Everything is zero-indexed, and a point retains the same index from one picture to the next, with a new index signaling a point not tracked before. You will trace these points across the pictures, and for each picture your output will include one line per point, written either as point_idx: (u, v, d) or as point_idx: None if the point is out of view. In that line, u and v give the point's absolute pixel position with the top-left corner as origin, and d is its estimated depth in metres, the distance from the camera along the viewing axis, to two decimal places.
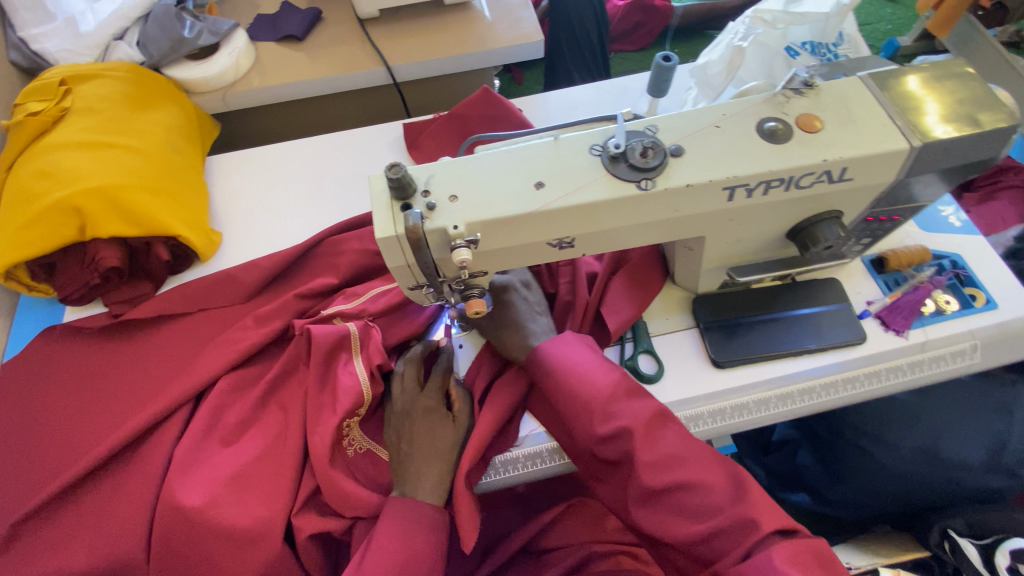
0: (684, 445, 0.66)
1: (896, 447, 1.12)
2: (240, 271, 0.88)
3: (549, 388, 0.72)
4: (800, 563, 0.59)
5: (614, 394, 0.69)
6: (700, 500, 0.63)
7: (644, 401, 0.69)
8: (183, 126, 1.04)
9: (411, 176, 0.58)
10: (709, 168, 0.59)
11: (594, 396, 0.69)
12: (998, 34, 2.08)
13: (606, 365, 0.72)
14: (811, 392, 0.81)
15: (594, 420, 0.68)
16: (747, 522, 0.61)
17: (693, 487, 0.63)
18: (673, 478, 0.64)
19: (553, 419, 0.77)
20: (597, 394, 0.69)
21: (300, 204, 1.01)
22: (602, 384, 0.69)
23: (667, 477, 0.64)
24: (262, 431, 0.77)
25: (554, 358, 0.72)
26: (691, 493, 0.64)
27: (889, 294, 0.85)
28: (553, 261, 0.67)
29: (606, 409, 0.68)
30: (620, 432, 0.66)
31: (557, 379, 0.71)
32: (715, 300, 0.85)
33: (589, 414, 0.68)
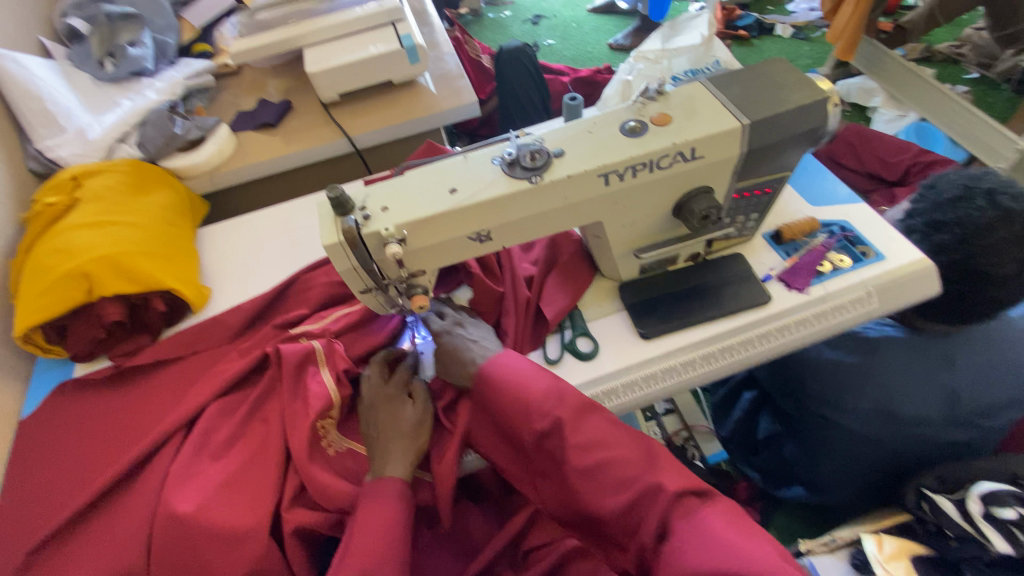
0: (608, 429, 0.76)
1: (851, 409, 1.24)
2: (227, 314, 1.02)
3: (491, 396, 0.80)
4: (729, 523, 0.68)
5: (550, 391, 0.78)
6: (619, 473, 0.73)
7: (573, 391, 0.78)
8: (175, 204, 1.21)
9: (349, 195, 0.73)
10: (584, 160, 0.74)
11: (531, 398, 0.77)
12: (909, 51, 2.33)
13: (541, 368, 0.80)
14: (732, 349, 0.91)
15: (531, 417, 0.76)
16: (656, 487, 0.71)
17: (613, 462, 0.74)
18: (595, 458, 0.74)
19: (492, 427, 0.84)
20: (532, 396, 0.77)
21: (278, 257, 1.16)
22: (537, 387, 0.78)
23: (594, 456, 0.74)
24: (247, 445, 0.86)
25: (492, 366, 0.81)
26: (614, 468, 0.73)
27: (788, 259, 0.98)
28: (480, 256, 0.80)
29: (542, 408, 0.77)
30: (553, 427, 0.76)
31: (497, 386, 0.79)
32: (637, 284, 0.97)
33: (527, 413, 0.77)
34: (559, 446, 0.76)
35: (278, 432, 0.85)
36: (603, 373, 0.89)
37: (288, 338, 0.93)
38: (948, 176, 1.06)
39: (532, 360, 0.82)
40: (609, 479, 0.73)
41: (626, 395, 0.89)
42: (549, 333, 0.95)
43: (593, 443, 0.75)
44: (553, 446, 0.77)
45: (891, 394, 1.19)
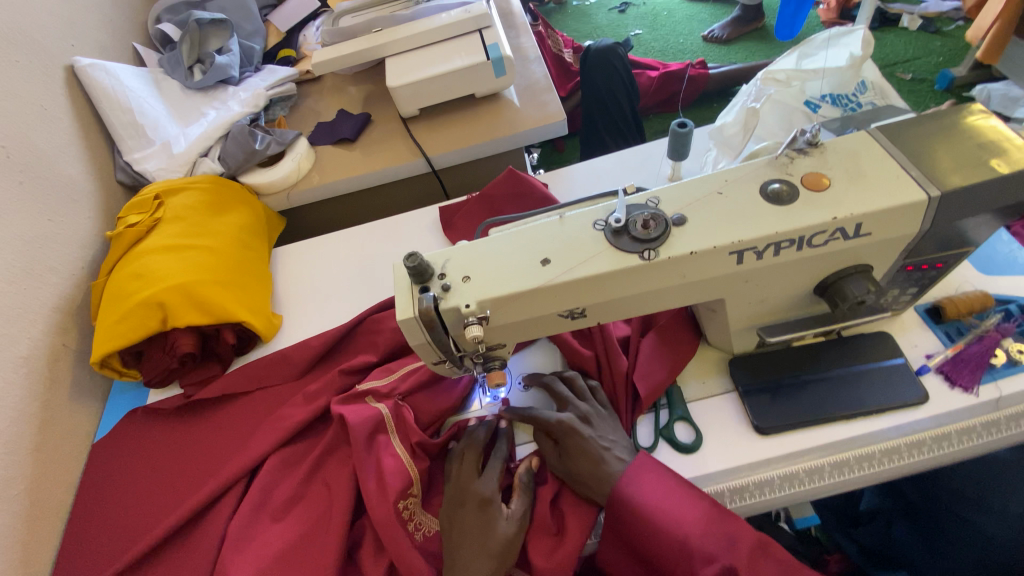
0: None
1: (1000, 511, 0.97)
2: (293, 351, 0.97)
3: (635, 525, 0.68)
4: None
5: (710, 527, 0.67)
6: None
7: (738, 527, 0.67)
8: (250, 223, 1.19)
9: (428, 261, 0.63)
10: (711, 232, 0.60)
11: (688, 534, 0.66)
12: None
13: (689, 491, 0.69)
14: (871, 460, 0.74)
15: (695, 563, 0.65)
16: None
17: None
18: None
19: (626, 554, 0.72)
20: (691, 534, 0.66)
21: (347, 287, 1.10)
22: (690, 519, 0.67)
23: None
24: (307, 507, 0.81)
25: (633, 487, 0.69)
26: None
27: (952, 346, 0.78)
28: (569, 330, 0.69)
29: (704, 549, 0.65)
30: None
31: (643, 518, 0.68)
32: (752, 360, 0.81)
33: (688, 557, 0.65)
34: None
35: (339, 501, 0.78)
36: (705, 472, 0.75)
37: (349, 394, 0.86)
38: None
39: (677, 479, 0.70)
40: None
41: (732, 502, 0.75)
42: (640, 414, 0.82)
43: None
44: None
45: None
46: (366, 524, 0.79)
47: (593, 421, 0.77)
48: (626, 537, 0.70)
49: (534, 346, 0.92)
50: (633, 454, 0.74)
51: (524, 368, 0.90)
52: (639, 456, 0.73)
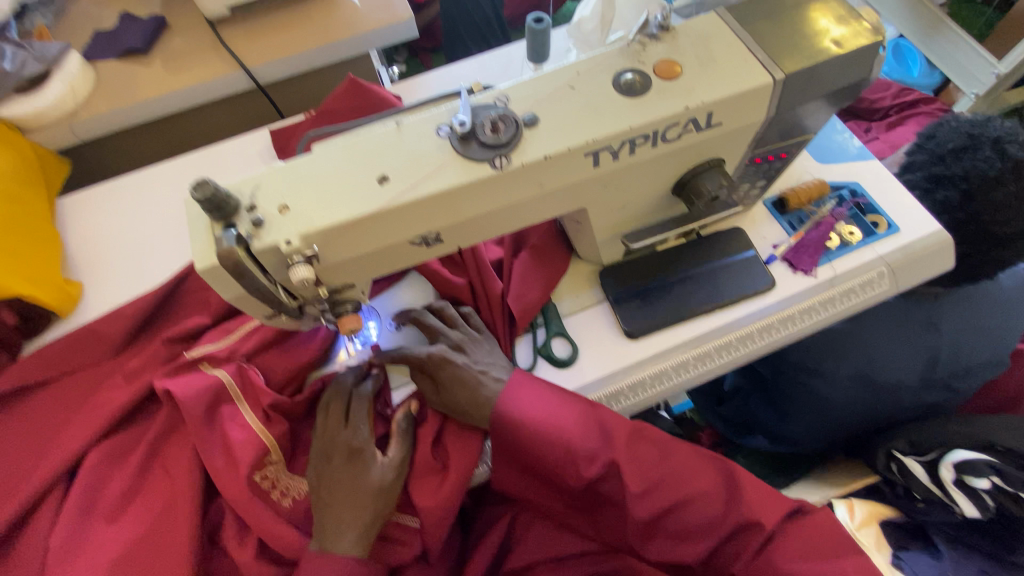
0: (663, 462, 0.68)
1: (832, 376, 1.13)
2: (102, 323, 0.79)
3: (518, 440, 0.67)
4: (811, 546, 0.66)
5: (589, 425, 0.67)
6: (699, 516, 0.67)
7: (614, 421, 0.68)
8: (16, 167, 0.91)
9: (229, 191, 0.50)
10: (562, 132, 0.53)
11: (571, 441, 0.66)
12: None
13: (566, 398, 0.68)
14: (728, 347, 0.78)
15: (580, 464, 0.66)
16: (752, 523, 0.66)
17: (689, 504, 0.66)
18: (665, 503, 0.66)
19: (516, 469, 0.71)
20: (572, 439, 0.66)
21: (167, 238, 0.90)
22: (570, 424, 0.66)
23: (662, 503, 0.66)
24: (149, 499, 0.68)
25: (510, 406, 0.67)
26: (687, 510, 0.67)
27: (794, 234, 0.84)
28: (428, 260, 0.61)
29: (587, 449, 0.66)
30: (608, 468, 0.66)
31: (525, 434, 0.67)
32: (622, 269, 0.81)
33: (573, 459, 0.66)
34: (617, 490, 0.67)
35: (183, 488, 0.67)
36: (584, 383, 0.75)
37: (177, 366, 0.73)
38: (951, 121, 0.93)
39: (554, 387, 0.69)
40: (681, 523, 0.67)
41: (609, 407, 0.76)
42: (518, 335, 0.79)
43: (652, 480, 0.66)
44: (605, 486, 0.68)
45: (873, 358, 1.09)
46: (225, 504, 0.69)
47: (467, 347, 0.73)
48: (512, 451, 0.69)
49: (404, 282, 0.83)
50: (509, 373, 0.71)
51: (393, 308, 0.81)
52: (513, 374, 0.70)
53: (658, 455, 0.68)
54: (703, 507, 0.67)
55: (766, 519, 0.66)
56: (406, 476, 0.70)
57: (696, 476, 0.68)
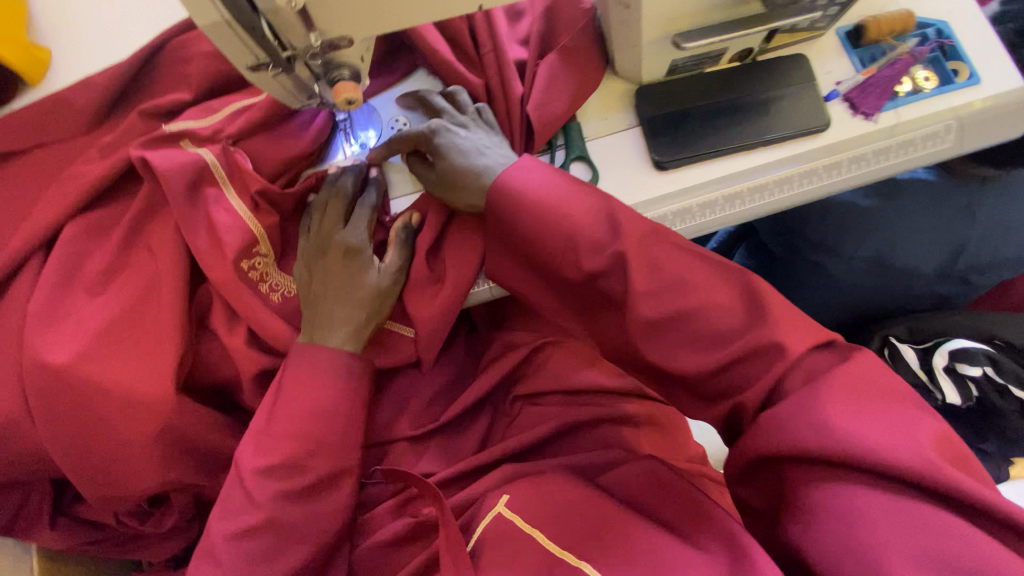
0: (679, 262, 0.60)
1: (849, 257, 1.01)
2: (68, 88, 0.69)
3: (517, 224, 0.62)
4: (857, 391, 0.55)
5: (597, 217, 0.61)
6: (712, 327, 0.59)
7: (626, 216, 0.61)
8: None
9: None
10: None
11: (576, 226, 0.60)
12: None
13: (575, 187, 0.62)
14: (762, 190, 0.71)
15: (582, 253, 0.60)
16: (775, 346, 0.57)
17: (700, 313, 0.59)
18: (675, 306, 0.59)
19: (513, 266, 0.66)
20: (580, 224, 0.60)
21: (141, 4, 0.78)
22: (578, 212, 0.60)
23: (670, 306, 0.59)
24: (131, 277, 0.64)
25: (518, 184, 0.61)
26: (702, 318, 0.59)
27: (863, 71, 0.72)
28: (443, 22, 0.50)
29: (592, 238, 0.60)
30: (613, 262, 0.60)
31: (529, 213, 0.61)
32: (661, 90, 0.71)
33: (574, 248, 0.60)
34: (620, 287, 0.60)
35: (166, 268, 0.63)
36: None
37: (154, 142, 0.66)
38: None
39: (562, 176, 0.62)
40: (687, 332, 0.60)
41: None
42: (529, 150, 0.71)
43: (664, 277, 0.60)
44: (603, 280, 0.61)
45: (897, 242, 0.99)
46: (212, 291, 0.66)
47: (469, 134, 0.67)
48: (510, 239, 0.64)
49: (412, 80, 0.73)
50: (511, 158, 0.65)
51: (396, 112, 0.71)
52: (521, 159, 0.64)
53: (672, 256, 0.60)
54: (716, 318, 0.59)
55: (789, 342, 0.57)
56: (403, 284, 0.67)
57: (715, 292, 0.60)
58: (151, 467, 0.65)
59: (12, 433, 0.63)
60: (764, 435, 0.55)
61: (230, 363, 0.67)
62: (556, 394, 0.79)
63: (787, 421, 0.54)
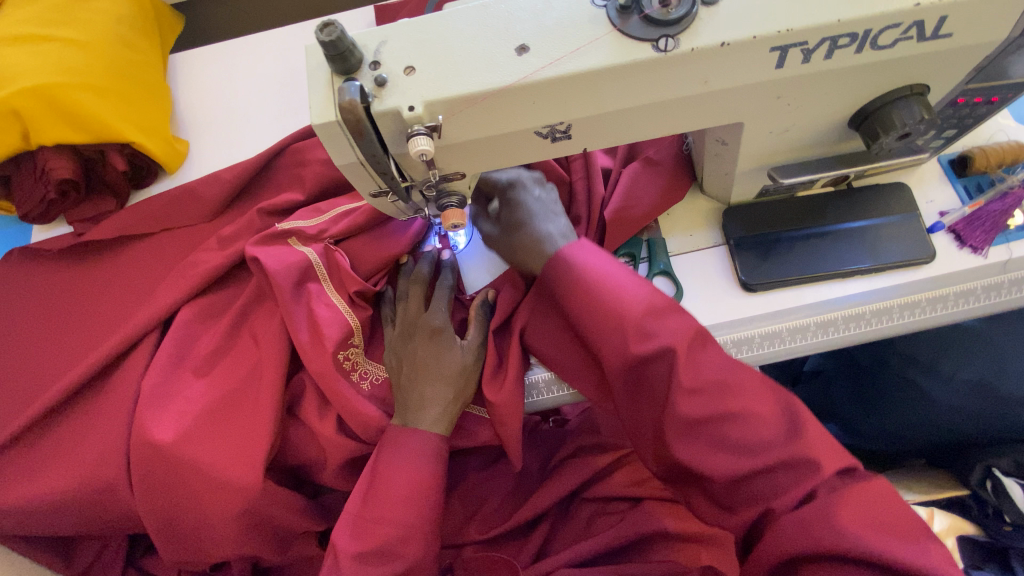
0: (728, 368, 0.55)
1: (947, 377, 0.87)
2: (202, 184, 0.78)
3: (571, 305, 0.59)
4: (880, 521, 0.49)
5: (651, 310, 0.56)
6: (749, 434, 0.52)
7: (680, 317, 0.56)
8: (136, 17, 0.90)
9: (354, 40, 0.44)
10: (751, 16, 0.43)
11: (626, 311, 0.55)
12: None
13: (635, 277, 0.58)
14: (859, 320, 0.68)
15: (631, 337, 0.54)
16: (809, 461, 0.52)
17: (742, 417, 0.53)
18: (718, 406, 0.53)
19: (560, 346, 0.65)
20: (633, 310, 0.55)
21: (269, 108, 0.88)
22: (631, 298, 0.56)
23: (715, 404, 0.53)
24: (237, 360, 0.70)
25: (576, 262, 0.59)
26: (740, 425, 0.53)
27: (969, 204, 0.69)
28: (547, 160, 0.53)
29: (643, 325, 0.55)
30: (662, 353, 0.54)
31: (582, 291, 0.58)
32: (750, 211, 0.71)
33: (625, 329, 0.55)
34: (661, 380, 0.55)
35: (268, 355, 0.68)
36: None
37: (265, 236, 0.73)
38: None
39: (619, 263, 0.59)
40: (728, 438, 0.53)
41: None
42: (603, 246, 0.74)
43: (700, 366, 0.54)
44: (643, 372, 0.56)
45: (1006, 367, 0.84)
46: (306, 377, 0.70)
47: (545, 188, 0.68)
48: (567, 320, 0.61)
49: None
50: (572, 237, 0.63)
51: None
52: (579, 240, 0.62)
53: (721, 358, 0.55)
54: (758, 427, 0.53)
55: (824, 462, 0.52)
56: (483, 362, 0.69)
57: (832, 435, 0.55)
58: (229, 544, 0.68)
59: (108, 501, 0.68)
60: (786, 535, 0.50)
61: (315, 447, 0.71)
62: (622, 499, 0.75)
63: (810, 527, 0.50)
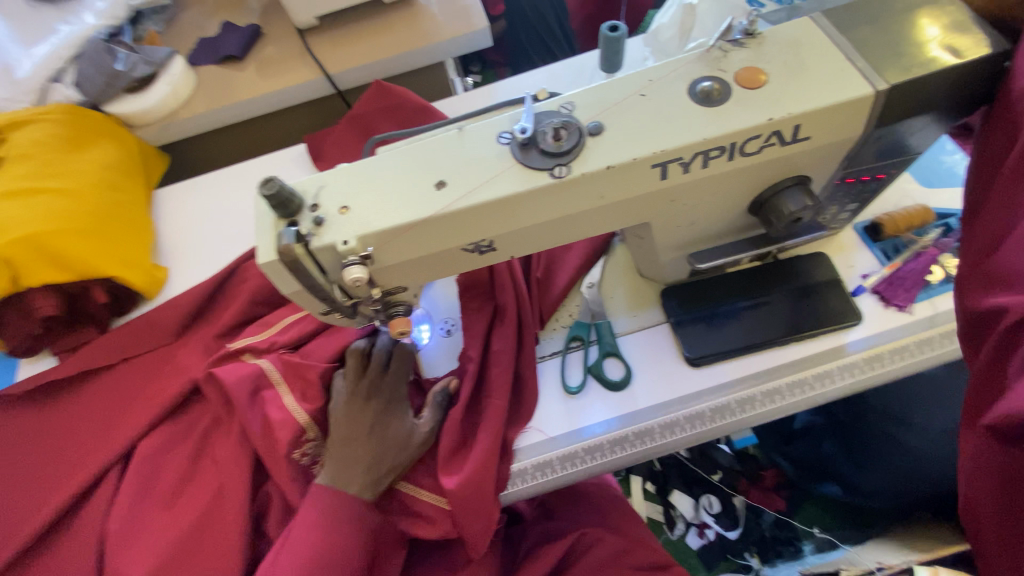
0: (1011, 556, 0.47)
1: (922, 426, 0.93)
2: (161, 312, 0.85)
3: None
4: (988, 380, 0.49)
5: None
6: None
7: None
8: (124, 161, 1.00)
9: (294, 190, 0.51)
10: (630, 141, 0.50)
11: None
12: None
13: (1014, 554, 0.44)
14: (803, 385, 0.71)
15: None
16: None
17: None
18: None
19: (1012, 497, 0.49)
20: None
21: (241, 231, 0.96)
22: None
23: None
24: (207, 477, 0.72)
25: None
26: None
27: (888, 264, 0.75)
28: (479, 269, 0.59)
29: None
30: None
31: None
32: (686, 290, 0.75)
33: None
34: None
35: (238, 468, 0.70)
36: (636, 410, 0.70)
37: (228, 353, 0.77)
38: None
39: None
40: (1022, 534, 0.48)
41: (642, 445, 0.70)
42: (549, 325, 0.79)
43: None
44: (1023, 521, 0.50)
45: None
46: (272, 489, 0.72)
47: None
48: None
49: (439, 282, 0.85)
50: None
51: (444, 312, 0.82)
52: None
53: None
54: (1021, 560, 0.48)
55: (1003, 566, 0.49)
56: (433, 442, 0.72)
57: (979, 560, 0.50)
58: None
59: None
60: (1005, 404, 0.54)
61: None
62: None
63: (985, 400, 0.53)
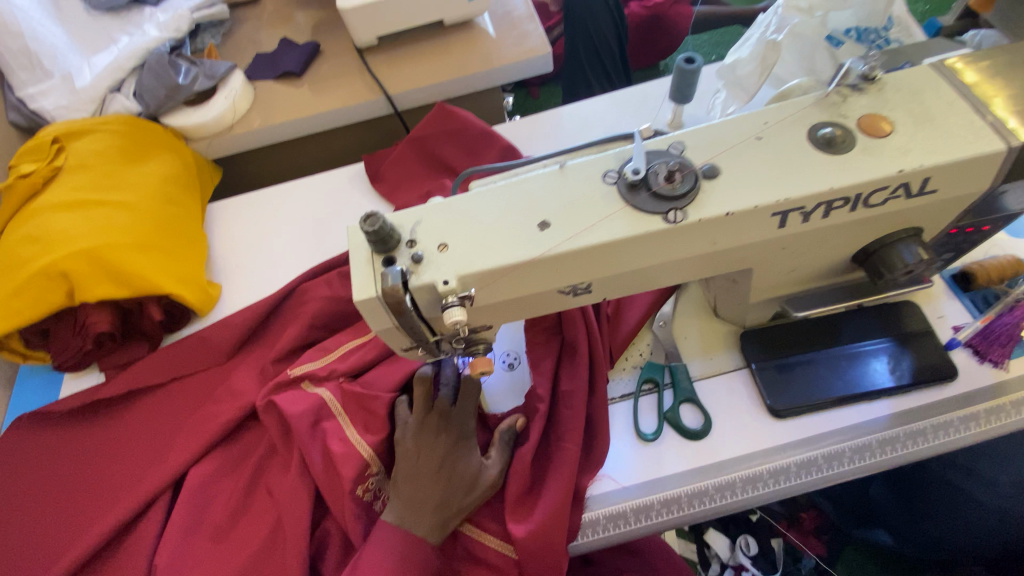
0: None
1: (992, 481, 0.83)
2: (216, 332, 0.83)
3: None
4: None
5: None
6: None
7: None
8: (181, 174, 0.99)
9: (394, 225, 0.49)
10: (750, 188, 0.48)
11: None
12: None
13: None
14: (895, 443, 0.67)
15: None
16: None
17: None
18: None
19: None
20: None
21: (295, 251, 0.95)
22: None
23: None
24: (264, 509, 0.69)
25: None
26: None
27: (981, 317, 0.71)
28: (569, 310, 0.57)
29: None
30: None
31: None
32: (766, 334, 0.72)
33: None
34: None
35: (297, 503, 0.68)
36: (715, 461, 0.67)
37: (287, 380, 0.75)
38: None
39: None
40: None
41: (723, 500, 0.66)
42: (619, 364, 0.76)
43: None
44: None
45: None
46: (331, 526, 0.69)
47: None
48: None
49: None
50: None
51: (507, 345, 0.80)
52: None
53: None
54: None
55: None
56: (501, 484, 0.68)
57: None
58: None
59: None
60: None
61: None
62: None
63: None
